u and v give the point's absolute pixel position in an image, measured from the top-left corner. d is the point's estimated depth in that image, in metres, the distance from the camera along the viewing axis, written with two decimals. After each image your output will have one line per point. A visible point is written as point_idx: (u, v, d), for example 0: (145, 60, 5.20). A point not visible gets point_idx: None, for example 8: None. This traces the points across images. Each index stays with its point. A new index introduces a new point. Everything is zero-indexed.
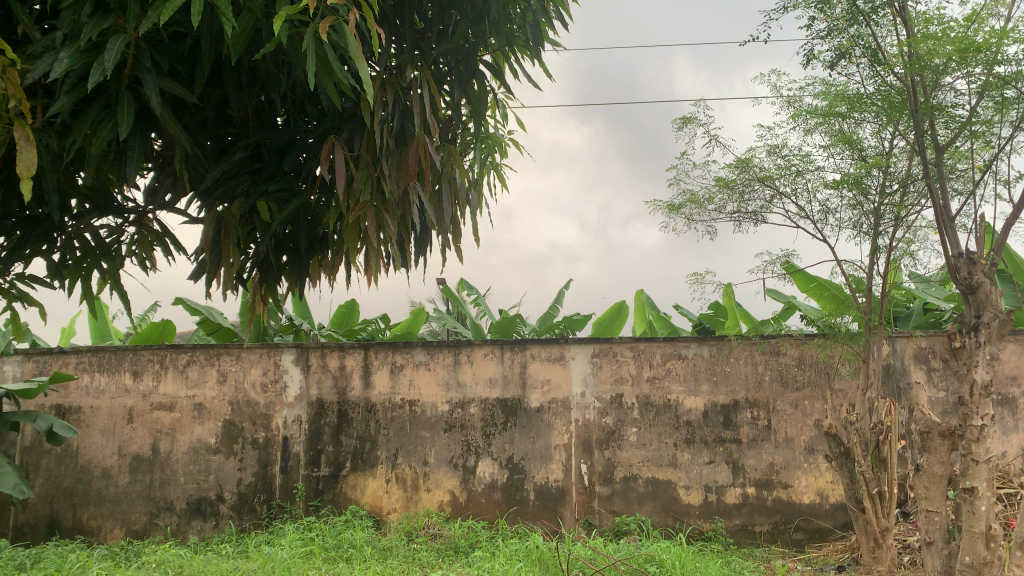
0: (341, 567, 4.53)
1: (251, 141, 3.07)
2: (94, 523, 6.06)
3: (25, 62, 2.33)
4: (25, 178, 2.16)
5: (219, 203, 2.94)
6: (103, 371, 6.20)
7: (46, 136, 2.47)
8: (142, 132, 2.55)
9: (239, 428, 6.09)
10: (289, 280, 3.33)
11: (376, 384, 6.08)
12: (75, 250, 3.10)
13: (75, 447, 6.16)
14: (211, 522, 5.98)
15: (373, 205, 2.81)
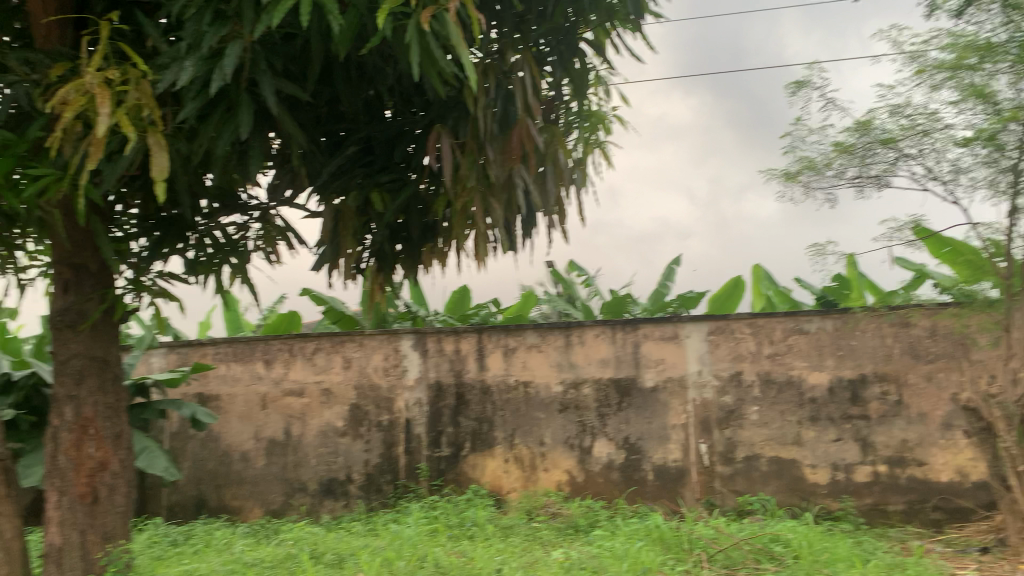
0: (464, 544, 4.66)
1: (363, 135, 3.15)
2: (236, 503, 6.47)
3: (155, 74, 2.51)
4: (160, 180, 2.32)
5: (336, 196, 3.07)
6: (238, 360, 6.60)
7: (177, 141, 2.64)
8: (262, 132, 2.68)
9: (364, 411, 6.35)
10: (405, 268, 3.43)
11: (490, 366, 6.20)
12: (207, 248, 3.32)
13: (216, 432, 6.59)
14: (342, 502, 6.27)
15: (480, 190, 2.86)
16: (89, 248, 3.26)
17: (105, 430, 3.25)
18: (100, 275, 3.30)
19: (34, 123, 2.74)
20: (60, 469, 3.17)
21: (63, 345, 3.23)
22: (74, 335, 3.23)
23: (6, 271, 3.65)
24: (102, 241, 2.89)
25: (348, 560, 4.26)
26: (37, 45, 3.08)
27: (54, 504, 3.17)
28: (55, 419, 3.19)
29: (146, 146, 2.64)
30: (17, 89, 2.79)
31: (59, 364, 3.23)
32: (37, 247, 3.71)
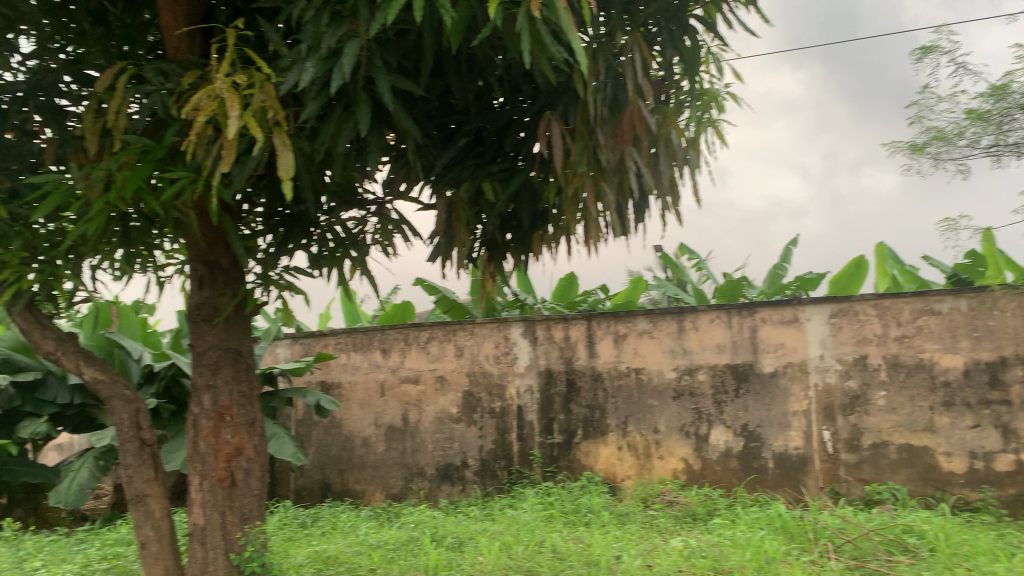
0: (581, 531, 4.67)
1: (474, 127, 3.17)
2: (359, 486, 6.73)
3: (279, 76, 2.62)
4: (287, 179, 2.43)
5: (449, 187, 3.12)
6: (358, 350, 6.88)
7: (300, 141, 2.74)
8: (379, 128, 2.75)
9: (477, 398, 6.46)
10: (515, 256, 3.46)
11: (601, 353, 6.17)
12: (329, 243, 3.44)
13: (338, 419, 6.88)
14: (458, 487, 6.41)
15: (591, 175, 2.82)
16: (221, 245, 3.45)
17: (240, 417, 3.43)
18: (232, 271, 3.50)
19: (170, 129, 2.91)
20: (201, 454, 3.36)
21: (200, 337, 3.44)
22: (210, 328, 3.43)
23: (147, 269, 3.92)
24: (234, 240, 3.06)
25: (468, 545, 4.35)
26: (168, 55, 3.28)
27: (197, 487, 3.36)
28: (196, 407, 3.39)
29: (271, 146, 2.77)
30: (154, 98, 2.98)
31: (197, 355, 3.43)
32: (174, 247, 3.96)
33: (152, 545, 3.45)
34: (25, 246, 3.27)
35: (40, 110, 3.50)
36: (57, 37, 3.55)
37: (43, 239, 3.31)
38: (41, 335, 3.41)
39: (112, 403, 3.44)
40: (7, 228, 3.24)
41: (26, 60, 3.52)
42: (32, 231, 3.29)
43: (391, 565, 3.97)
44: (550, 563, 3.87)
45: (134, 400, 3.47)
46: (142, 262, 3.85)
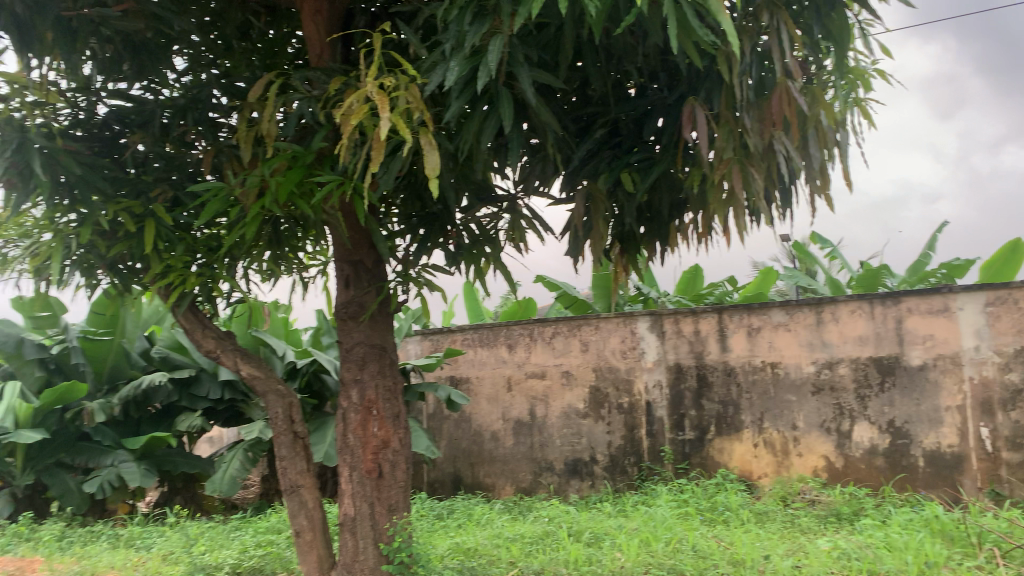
0: (720, 529, 4.56)
1: (611, 118, 3.11)
2: (489, 480, 6.84)
3: (422, 77, 2.66)
4: (434, 178, 2.46)
5: (587, 179, 3.08)
6: (484, 345, 7.05)
7: (443, 139, 2.78)
8: (519, 123, 2.75)
9: (604, 394, 6.42)
10: (652, 248, 3.41)
11: (733, 347, 6.01)
12: (465, 240, 3.51)
13: (468, 413, 7.05)
14: (588, 482, 6.38)
15: (738, 161, 2.71)
16: (365, 245, 3.62)
17: (386, 411, 3.52)
18: (374, 270, 3.65)
19: (317, 134, 3.02)
20: (350, 446, 3.48)
21: (347, 334, 3.58)
22: (356, 324, 3.57)
23: (292, 270, 4.09)
24: (379, 239, 3.15)
25: (605, 540, 4.32)
26: (312, 62, 3.39)
27: (347, 478, 3.49)
28: (344, 401, 3.53)
29: (415, 146, 2.82)
30: (301, 105, 3.10)
31: (345, 352, 3.57)
32: (315, 249, 4.12)
33: (306, 534, 3.58)
34: (187, 250, 3.51)
35: (197, 122, 3.69)
36: (209, 53, 3.70)
37: (202, 243, 3.54)
38: (202, 334, 3.63)
39: (267, 398, 3.62)
40: (171, 234, 3.47)
41: (181, 76, 3.75)
42: (192, 236, 3.53)
43: (531, 559, 3.99)
44: (693, 562, 3.78)
45: (287, 395, 3.64)
46: (288, 264, 4.02)
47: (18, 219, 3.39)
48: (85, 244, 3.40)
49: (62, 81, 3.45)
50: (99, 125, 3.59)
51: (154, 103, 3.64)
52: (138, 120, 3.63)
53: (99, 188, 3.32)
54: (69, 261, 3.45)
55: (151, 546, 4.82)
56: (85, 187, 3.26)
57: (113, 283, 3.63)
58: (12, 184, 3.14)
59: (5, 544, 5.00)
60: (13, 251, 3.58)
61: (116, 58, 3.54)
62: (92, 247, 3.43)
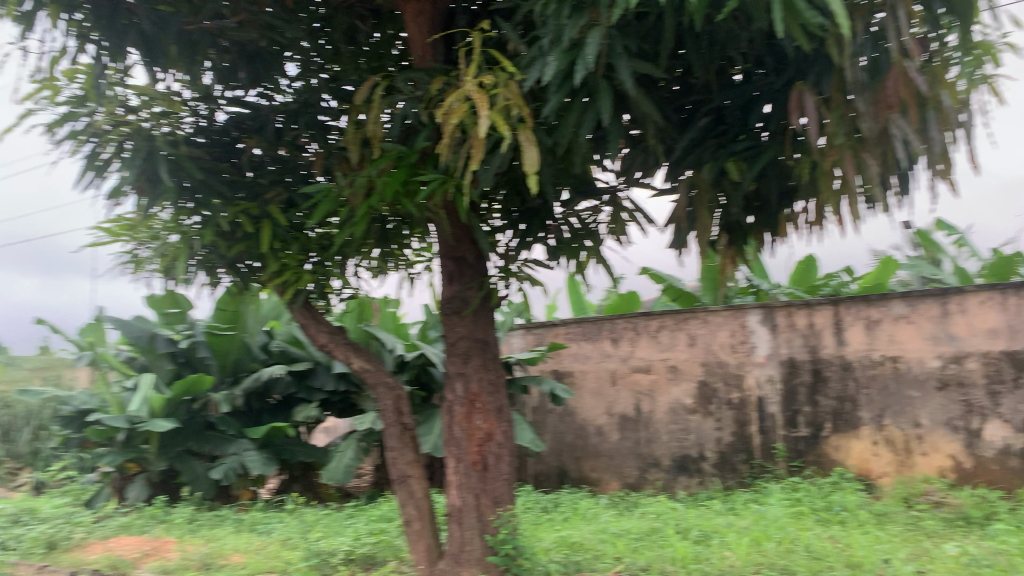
0: (837, 530, 4.37)
1: (714, 105, 3.05)
2: (595, 474, 6.83)
3: (521, 73, 2.68)
4: (533, 174, 2.48)
5: (691, 169, 3.01)
6: (588, 339, 7.03)
7: (543, 135, 2.79)
8: (619, 115, 2.73)
9: (713, 388, 6.28)
10: (759, 239, 3.32)
11: (851, 341, 5.76)
12: (566, 234, 3.55)
13: (573, 407, 7.05)
14: (697, 479, 6.25)
15: (850, 146, 2.59)
16: (467, 241, 3.68)
17: (489, 404, 3.57)
18: (477, 265, 3.71)
19: (420, 134, 3.10)
20: (455, 438, 3.55)
21: (451, 328, 3.66)
22: (460, 319, 3.64)
23: (400, 267, 4.21)
24: (480, 235, 3.21)
25: (714, 538, 4.23)
26: (415, 63, 3.47)
27: (454, 469, 3.55)
28: (449, 394, 3.60)
29: (515, 142, 2.83)
30: (406, 106, 3.19)
31: (449, 346, 3.64)
32: (421, 245, 4.21)
33: (415, 523, 3.66)
34: (301, 249, 3.66)
35: (308, 126, 3.86)
36: (318, 58, 3.83)
37: (314, 242, 3.68)
38: (315, 329, 3.77)
39: (377, 390, 3.74)
40: (286, 234, 3.63)
41: (293, 81, 3.90)
42: (306, 236, 3.68)
43: (637, 555, 3.95)
44: (807, 564, 3.64)
45: (395, 387, 3.75)
46: (395, 261, 4.14)
47: (149, 222, 3.60)
48: (208, 245, 3.63)
49: (185, 91, 3.63)
50: (219, 132, 3.78)
51: (269, 108, 3.85)
52: (254, 125, 3.86)
53: (219, 192, 3.54)
54: (193, 261, 3.71)
55: (272, 531, 5.07)
56: (207, 191, 3.50)
57: (234, 282, 3.84)
58: (142, 190, 3.37)
59: (143, 525, 5.38)
60: (144, 253, 3.85)
61: (233, 66, 3.71)
62: (214, 249, 3.66)
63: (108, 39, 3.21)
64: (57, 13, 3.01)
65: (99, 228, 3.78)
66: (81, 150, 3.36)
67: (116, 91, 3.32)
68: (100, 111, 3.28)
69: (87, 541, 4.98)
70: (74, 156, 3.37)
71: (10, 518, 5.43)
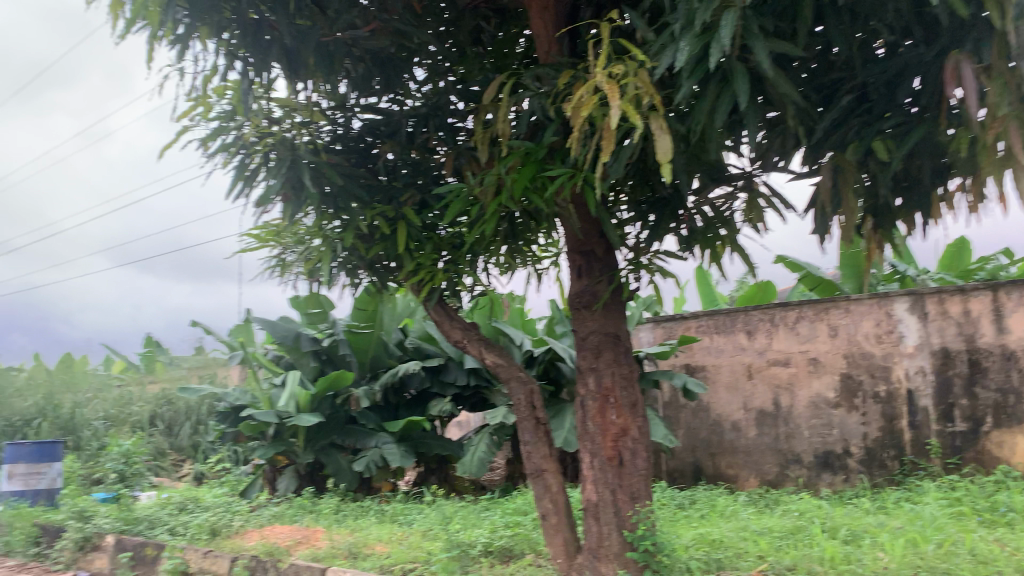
0: (1004, 532, 4.05)
1: (857, 83, 2.88)
2: (732, 471, 6.64)
3: (652, 60, 2.63)
4: (667, 163, 2.43)
5: (833, 151, 2.88)
6: (721, 332, 6.85)
7: (676, 122, 2.72)
8: (756, 98, 2.63)
9: (858, 381, 5.96)
10: (909, 222, 3.11)
11: (1013, 328, 5.39)
12: (699, 223, 3.46)
13: (706, 402, 6.90)
14: (842, 476, 5.95)
15: (1016, 116, 2.37)
16: (596, 235, 3.66)
17: (623, 399, 3.53)
18: (606, 259, 3.69)
19: (548, 129, 3.10)
20: (590, 434, 3.54)
21: (582, 323, 3.65)
22: (590, 313, 3.62)
23: (528, 262, 4.24)
24: (610, 227, 3.18)
25: (865, 539, 4.01)
26: (541, 59, 3.48)
27: (589, 464, 3.54)
28: (582, 389, 3.59)
29: (645, 132, 2.78)
30: (533, 103, 3.20)
31: (581, 340, 3.64)
32: (547, 241, 4.23)
33: (551, 518, 3.68)
34: (434, 248, 3.78)
35: (438, 128, 3.97)
36: (445, 61, 3.95)
37: (446, 242, 3.77)
38: (450, 326, 3.88)
39: (510, 385, 3.79)
40: (419, 234, 3.76)
41: (421, 85, 4.00)
42: (438, 235, 3.79)
43: (782, 555, 3.80)
44: (973, 568, 3.39)
45: (528, 382, 3.78)
46: (523, 257, 4.17)
47: (295, 228, 3.82)
48: (348, 247, 3.78)
49: (323, 101, 3.79)
50: (355, 138, 3.93)
51: (400, 114, 3.96)
52: (387, 131, 3.96)
53: (356, 196, 3.67)
54: (336, 263, 3.88)
55: (413, 522, 5.24)
56: (347, 196, 3.63)
57: (372, 281, 3.99)
58: (287, 198, 3.53)
59: (294, 515, 5.69)
60: (290, 256, 4.07)
61: (367, 74, 3.85)
62: (354, 250, 3.80)
63: (253, 56, 3.35)
64: (209, 35, 3.20)
65: (250, 235, 4.02)
66: (231, 162, 3.59)
67: (260, 105, 3.51)
68: (247, 124, 3.50)
69: (245, 529, 5.31)
70: (225, 168, 3.59)
71: (177, 506, 5.88)
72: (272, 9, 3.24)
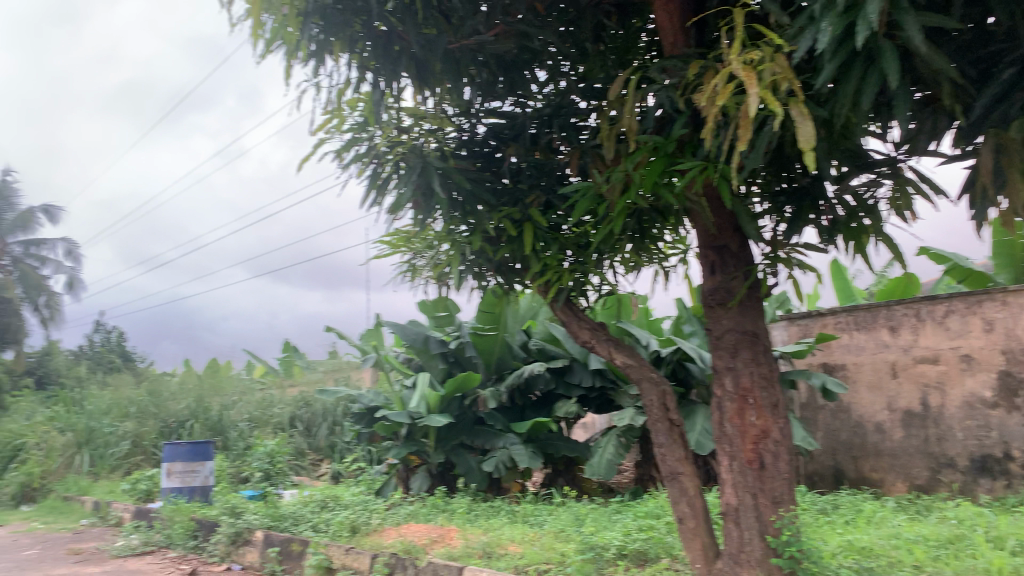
0: None
1: (1020, 55, 2.64)
2: (877, 475, 6.28)
3: (789, 45, 2.52)
4: (809, 150, 2.32)
5: (994, 129, 2.65)
6: (861, 329, 6.55)
7: (817, 109, 2.59)
8: (905, 77, 2.47)
9: (1019, 379, 5.47)
10: None
11: None
12: (841, 212, 3.28)
13: (847, 403, 6.58)
14: (1003, 482, 5.43)
15: None
16: (729, 230, 3.55)
17: (763, 400, 3.39)
18: (740, 254, 3.57)
19: (677, 122, 3.02)
20: (728, 436, 3.42)
21: (716, 321, 3.55)
22: (726, 311, 3.51)
23: (654, 260, 4.15)
24: (745, 221, 3.08)
25: None
26: (666, 52, 3.40)
27: (728, 467, 3.42)
28: (719, 389, 3.48)
29: (784, 120, 2.67)
30: (661, 96, 3.13)
31: (716, 339, 3.53)
32: (673, 238, 4.13)
33: (688, 522, 3.57)
34: (560, 248, 3.77)
35: (561, 128, 3.96)
36: (566, 61, 3.90)
37: (572, 241, 3.76)
38: (578, 326, 3.85)
39: (642, 385, 3.72)
40: (545, 235, 3.76)
41: (543, 86, 4.00)
42: (563, 235, 3.78)
43: (942, 565, 3.55)
44: None
45: (660, 383, 3.70)
46: (649, 255, 4.10)
47: (424, 234, 3.90)
48: (477, 250, 3.82)
49: (449, 108, 3.83)
50: (479, 143, 3.96)
51: (523, 116, 3.97)
52: (512, 134, 3.99)
53: (483, 199, 3.71)
54: (463, 267, 3.90)
55: (544, 523, 5.24)
56: (473, 201, 3.68)
57: (499, 283, 4.02)
58: (419, 204, 3.60)
59: (428, 514, 5.82)
60: (419, 262, 4.18)
61: (491, 78, 3.88)
62: (482, 253, 3.84)
63: (384, 68, 3.46)
64: (341, 50, 3.33)
65: (382, 242, 4.13)
66: (365, 171, 3.69)
67: (390, 114, 3.62)
68: (378, 134, 3.60)
69: (383, 526, 5.48)
70: (360, 177, 3.70)
71: (319, 504, 6.13)
72: (401, 20, 3.32)
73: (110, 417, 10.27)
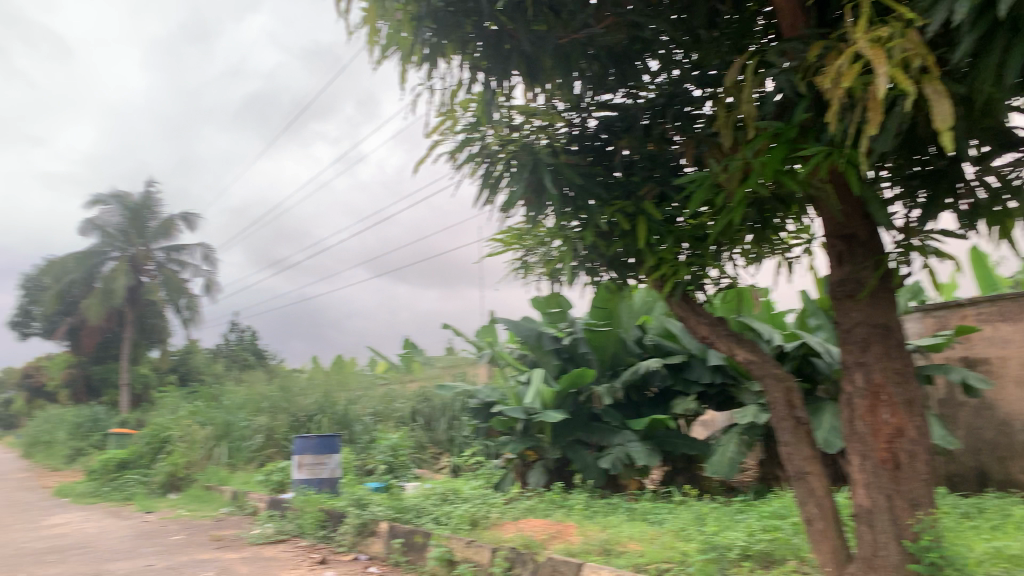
0: None
1: None
2: None
3: (921, 18, 2.36)
4: (946, 131, 2.16)
5: None
6: (1006, 320, 6.08)
7: (953, 86, 2.42)
8: None
9: None
10: None
11: None
12: (983, 195, 3.04)
13: (991, 399, 6.14)
14: None
15: None
16: (858, 218, 3.37)
17: (897, 396, 3.20)
18: (871, 243, 3.38)
19: (799, 106, 2.90)
20: (859, 434, 3.26)
21: (845, 314, 3.38)
22: (855, 303, 3.34)
23: (776, 252, 4.01)
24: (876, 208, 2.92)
25: None
26: (785, 34, 3.26)
27: (860, 467, 3.25)
28: (849, 385, 3.32)
29: (917, 99, 2.51)
30: (780, 79, 3.00)
31: (845, 333, 3.37)
32: (797, 228, 3.97)
33: (817, 522, 3.41)
34: (675, 240, 3.68)
35: (675, 118, 3.90)
36: (679, 49, 3.80)
37: (688, 233, 3.68)
38: (696, 322, 3.77)
39: (765, 381, 3.59)
40: (660, 228, 3.68)
41: (656, 75, 3.92)
42: (678, 227, 3.69)
43: None
44: None
45: (785, 379, 3.57)
46: (771, 247, 3.95)
47: (536, 231, 3.91)
48: (589, 245, 3.80)
49: (560, 104, 3.82)
50: (590, 137, 3.92)
51: (636, 107, 3.92)
52: (624, 126, 3.94)
53: (595, 194, 3.71)
54: (575, 262, 3.92)
55: (664, 521, 5.16)
56: (585, 195, 3.69)
57: (613, 279, 3.99)
58: (530, 201, 3.69)
59: (546, 509, 5.85)
60: (532, 259, 4.20)
61: (602, 71, 3.84)
62: (595, 248, 3.81)
63: (495, 67, 3.51)
64: (454, 52, 3.41)
65: (495, 240, 4.18)
66: (478, 171, 3.76)
67: (502, 113, 3.63)
68: (490, 133, 3.65)
69: (502, 521, 5.55)
70: (472, 177, 3.78)
71: (440, 497, 6.27)
72: (510, 18, 3.34)
73: (246, 411, 10.89)
